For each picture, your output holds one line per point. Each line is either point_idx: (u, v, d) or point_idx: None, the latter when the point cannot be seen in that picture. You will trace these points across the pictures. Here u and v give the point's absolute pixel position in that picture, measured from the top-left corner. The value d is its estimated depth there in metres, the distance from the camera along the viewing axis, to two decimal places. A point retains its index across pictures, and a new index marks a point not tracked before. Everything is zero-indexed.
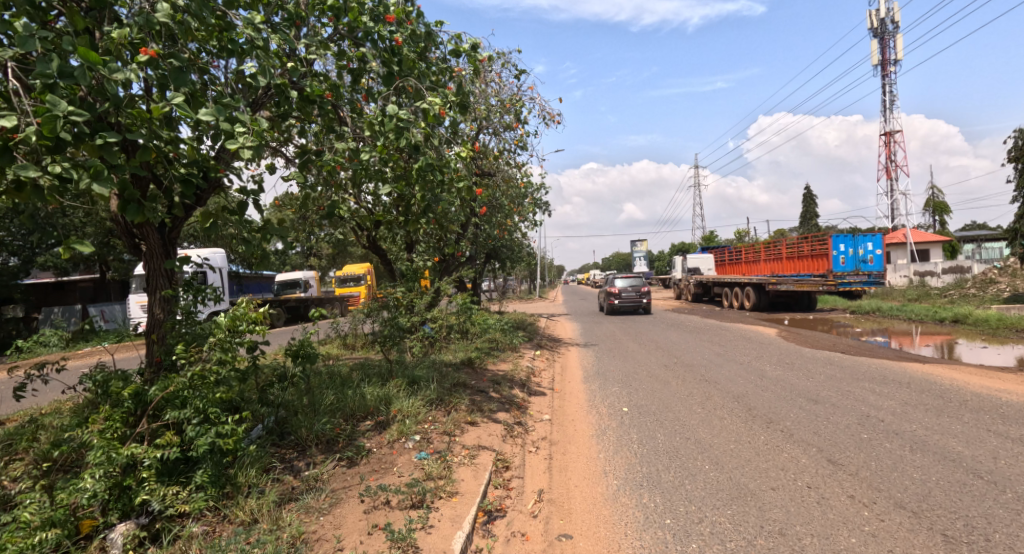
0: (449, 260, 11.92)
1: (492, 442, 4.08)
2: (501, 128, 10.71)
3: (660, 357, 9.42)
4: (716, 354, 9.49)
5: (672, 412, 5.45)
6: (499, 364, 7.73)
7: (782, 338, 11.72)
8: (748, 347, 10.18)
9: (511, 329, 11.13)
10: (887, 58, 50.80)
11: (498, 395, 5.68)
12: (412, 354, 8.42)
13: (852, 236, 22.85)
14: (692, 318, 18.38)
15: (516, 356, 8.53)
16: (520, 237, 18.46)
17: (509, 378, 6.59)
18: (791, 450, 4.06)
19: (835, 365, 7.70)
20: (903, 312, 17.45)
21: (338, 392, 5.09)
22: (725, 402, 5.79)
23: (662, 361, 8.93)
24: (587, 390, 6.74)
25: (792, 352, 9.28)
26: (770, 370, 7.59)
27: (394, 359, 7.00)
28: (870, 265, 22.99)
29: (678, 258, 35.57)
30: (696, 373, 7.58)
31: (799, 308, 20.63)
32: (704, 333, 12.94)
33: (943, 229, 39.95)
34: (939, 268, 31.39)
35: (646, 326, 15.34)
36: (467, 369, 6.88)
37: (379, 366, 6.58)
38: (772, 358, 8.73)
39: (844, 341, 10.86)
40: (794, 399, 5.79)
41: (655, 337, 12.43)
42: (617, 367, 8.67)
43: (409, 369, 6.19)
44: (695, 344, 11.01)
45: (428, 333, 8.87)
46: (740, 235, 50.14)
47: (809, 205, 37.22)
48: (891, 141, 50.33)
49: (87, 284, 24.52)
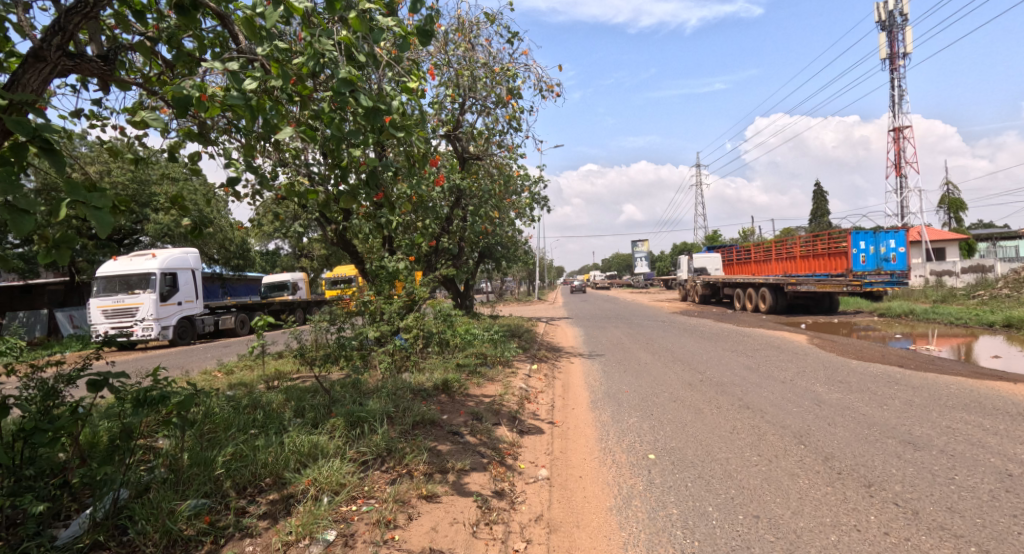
0: (433, 256, 10.40)
1: (456, 543, 2.55)
2: (490, 103, 9.21)
3: (680, 373, 7.86)
4: (747, 368, 7.96)
5: (719, 464, 3.92)
6: (486, 385, 6.23)
7: (818, 347, 10.15)
8: (782, 360, 8.62)
9: (504, 339, 9.60)
10: (895, 52, 49.58)
11: (478, 437, 4.15)
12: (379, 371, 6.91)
13: (872, 233, 21.37)
14: (704, 322, 16.83)
15: (507, 375, 6.99)
16: (516, 235, 16.97)
17: (495, 409, 5.06)
18: (934, 551, 2.53)
19: (906, 388, 6.14)
20: (937, 315, 15.87)
21: (246, 441, 3.58)
22: (788, 446, 4.25)
23: (684, 379, 7.40)
24: (596, 423, 5.20)
25: (838, 367, 7.73)
26: (824, 393, 6.06)
27: (350, 384, 5.48)
28: (892, 264, 21.46)
29: (684, 257, 34.02)
30: (732, 397, 6.08)
31: (818, 311, 19.08)
32: (725, 341, 11.38)
33: (958, 228, 38.40)
34: (959, 267, 29.86)
35: (656, 332, 13.78)
36: (442, 395, 5.37)
37: (327, 395, 5.07)
38: (818, 375, 7.18)
39: (891, 352, 9.32)
40: (881, 441, 4.26)
41: (669, 347, 10.87)
42: (631, 385, 7.14)
43: (362, 401, 4.67)
44: (720, 355, 9.45)
45: (401, 346, 7.36)
46: (745, 235, 48.64)
47: (819, 203, 35.71)
48: (900, 137, 49.04)
49: (56, 286, 23.01)
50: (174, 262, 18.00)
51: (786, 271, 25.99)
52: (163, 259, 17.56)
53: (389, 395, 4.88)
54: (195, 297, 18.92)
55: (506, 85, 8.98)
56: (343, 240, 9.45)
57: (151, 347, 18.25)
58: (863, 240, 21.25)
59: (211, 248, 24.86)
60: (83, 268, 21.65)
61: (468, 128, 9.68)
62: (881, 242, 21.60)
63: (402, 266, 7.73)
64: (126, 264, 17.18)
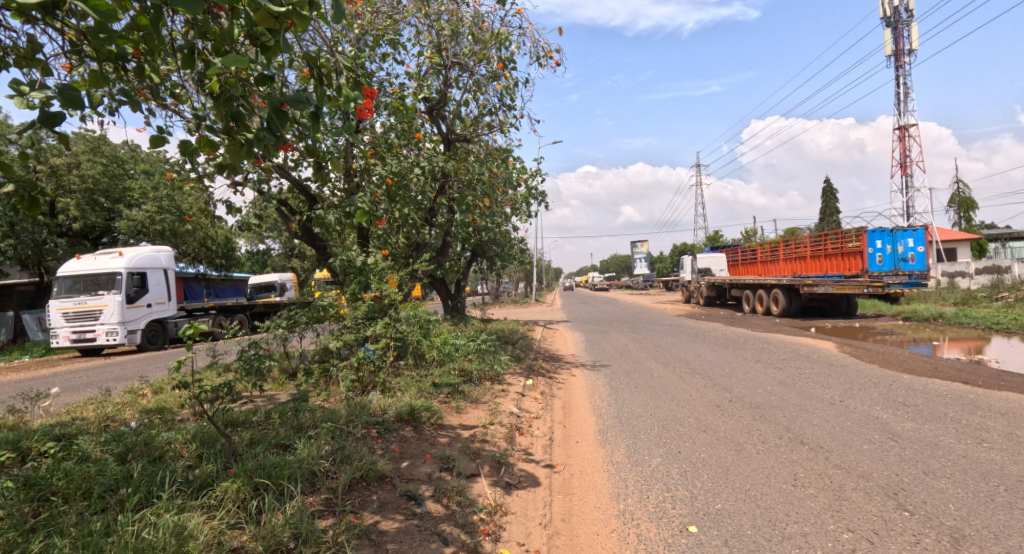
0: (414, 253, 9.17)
1: None
2: (478, 75, 8.00)
3: (701, 390, 6.64)
4: (782, 385, 6.71)
5: (797, 546, 2.67)
6: (467, 410, 5.00)
7: (853, 357, 8.91)
8: (820, 374, 7.35)
9: (495, 347, 8.36)
10: (901, 48, 48.53)
11: (445, 504, 2.91)
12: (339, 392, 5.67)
13: (889, 231, 20.22)
14: (715, 326, 15.56)
15: (496, 396, 5.75)
16: (512, 232, 15.75)
17: (474, 450, 3.81)
18: None
19: (995, 415, 4.89)
20: (968, 318, 14.63)
21: (79, 526, 2.31)
22: (883, 512, 3.01)
23: (708, 398, 6.17)
24: (610, 469, 3.95)
25: (892, 384, 6.48)
26: (893, 422, 4.81)
27: (289, 415, 4.26)
28: (911, 264, 20.25)
29: (686, 258, 32.83)
30: (776, 426, 4.85)
31: (835, 314, 17.81)
32: (745, 350, 10.10)
33: (969, 228, 37.24)
34: (973, 268, 28.69)
35: (664, 338, 12.53)
36: (406, 427, 4.12)
37: (251, 429, 3.83)
38: (872, 395, 5.93)
39: (943, 363, 8.07)
40: (1016, 504, 3.01)
41: (683, 356, 9.61)
42: (645, 407, 5.92)
43: (291, 442, 3.43)
44: (744, 367, 8.18)
45: (367, 357, 6.13)
46: (749, 235, 47.55)
47: (826, 201, 34.53)
48: (905, 135, 47.99)
49: (26, 286, 21.83)
50: (143, 261, 16.73)
51: (795, 272, 24.78)
52: (130, 258, 16.29)
53: (333, 432, 3.64)
54: (167, 299, 17.63)
55: (496, 53, 7.75)
56: (309, 233, 8.27)
57: (118, 353, 16.93)
58: (880, 239, 20.11)
59: (191, 247, 23.62)
60: (52, 267, 20.42)
61: (454, 106, 8.49)
62: (899, 241, 20.42)
63: (372, 263, 6.51)
64: (91, 263, 15.96)
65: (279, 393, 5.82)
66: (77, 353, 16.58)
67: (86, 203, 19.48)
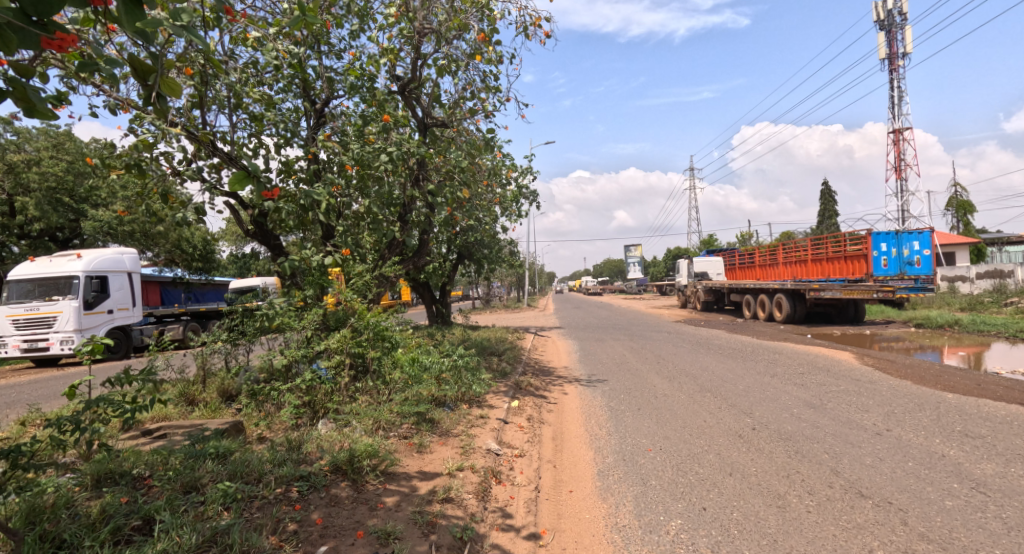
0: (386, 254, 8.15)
1: None
2: (456, 51, 7.09)
3: (716, 414, 5.64)
4: (810, 408, 5.71)
5: None
6: (433, 449, 3.97)
7: (879, 370, 7.93)
8: (849, 393, 6.37)
9: (475, 362, 7.32)
10: (894, 51, 48.19)
11: None
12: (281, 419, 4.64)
13: (894, 234, 19.45)
14: (717, 334, 14.59)
15: (471, 427, 4.74)
16: (500, 235, 14.76)
17: (429, 520, 2.78)
18: None
19: None
20: (986, 325, 13.74)
21: None
22: None
23: (727, 426, 5.18)
24: (613, 538, 2.95)
25: (939, 407, 5.50)
26: (969, 463, 3.82)
27: (189, 463, 3.21)
28: (916, 268, 19.46)
29: (682, 262, 31.90)
30: (821, 469, 3.85)
31: (842, 321, 16.90)
32: (755, 362, 9.12)
33: (967, 231, 36.67)
34: (974, 273, 28.02)
35: (665, 348, 11.55)
36: (343, 481, 3.08)
37: (122, 490, 2.78)
38: (922, 422, 4.96)
39: (983, 378, 7.13)
40: None
41: (688, 370, 8.59)
42: (654, 437, 4.95)
43: (161, 516, 2.38)
44: (760, 384, 7.18)
45: (317, 377, 5.09)
46: (744, 239, 46.94)
47: (825, 204, 33.88)
48: (900, 139, 47.71)
49: None
50: (105, 264, 15.66)
51: (795, 276, 23.92)
52: (89, 261, 15.23)
53: (230, 496, 2.62)
54: (131, 305, 16.47)
55: (478, 25, 6.84)
56: (263, 231, 7.24)
57: (75, 364, 15.68)
58: (884, 241, 19.33)
59: (164, 250, 22.44)
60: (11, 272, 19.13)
61: (431, 88, 7.59)
62: (904, 244, 19.62)
63: (326, 263, 5.51)
64: (48, 266, 14.95)
65: (208, 422, 4.75)
66: (30, 363, 15.32)
67: (47, 202, 18.34)
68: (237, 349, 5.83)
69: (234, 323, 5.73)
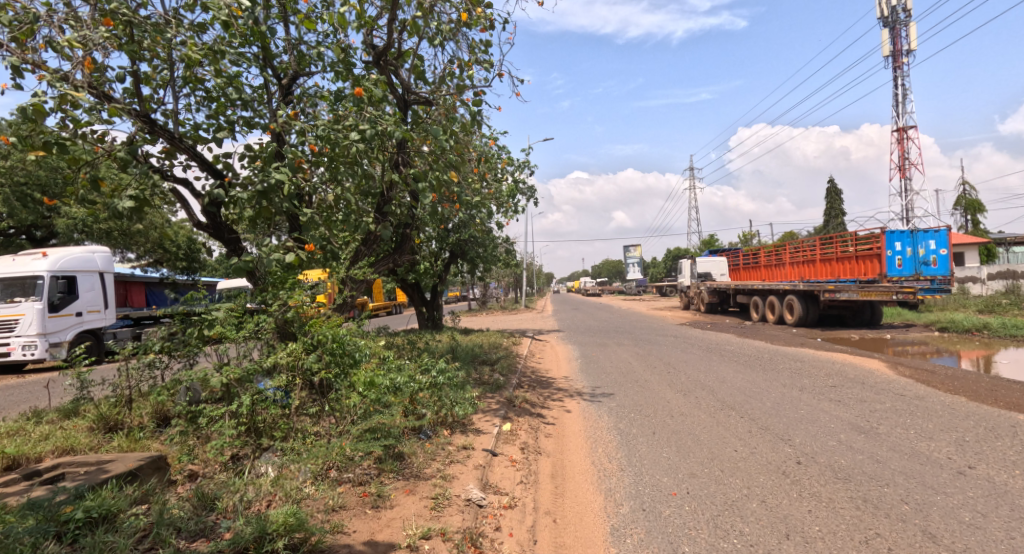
0: (362, 251, 7.07)
1: None
2: (439, 15, 6.19)
3: (748, 442, 4.70)
4: (859, 434, 4.76)
5: None
6: (393, 505, 3.00)
7: (921, 383, 6.99)
8: (900, 413, 5.42)
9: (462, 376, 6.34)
10: (898, 49, 47.38)
11: None
12: (211, 455, 3.68)
13: (909, 232, 18.54)
14: (727, 338, 13.65)
15: (449, 467, 3.80)
16: (495, 232, 13.83)
17: None
18: None
19: None
20: (1016, 329, 12.79)
21: None
22: None
23: (765, 459, 4.23)
24: None
25: (1018, 434, 4.55)
26: None
27: (32, 542, 2.24)
28: (932, 268, 18.55)
29: (684, 262, 30.96)
30: (908, 532, 2.89)
31: (857, 324, 15.96)
32: (776, 372, 8.16)
33: (976, 231, 35.77)
34: (985, 273, 27.16)
35: (674, 355, 10.61)
36: None
37: None
38: (1008, 455, 4.01)
39: None
40: None
41: (703, 381, 7.65)
42: (678, 475, 4.00)
43: None
44: (790, 401, 6.23)
45: (259, 398, 4.11)
46: (745, 239, 46.03)
47: (831, 203, 33.02)
48: (904, 138, 46.94)
49: None
50: (73, 263, 14.79)
51: (803, 276, 22.99)
52: (56, 260, 14.29)
53: None
54: (102, 307, 15.50)
55: None
56: (217, 223, 6.23)
57: (42, 370, 14.67)
58: (899, 240, 18.41)
59: (144, 251, 21.46)
60: None
61: (412, 60, 6.71)
62: (919, 243, 18.73)
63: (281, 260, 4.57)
64: (11, 265, 13.97)
65: (118, 457, 3.77)
66: None
67: (16, 199, 17.33)
68: (173, 362, 4.86)
69: (170, 331, 4.76)
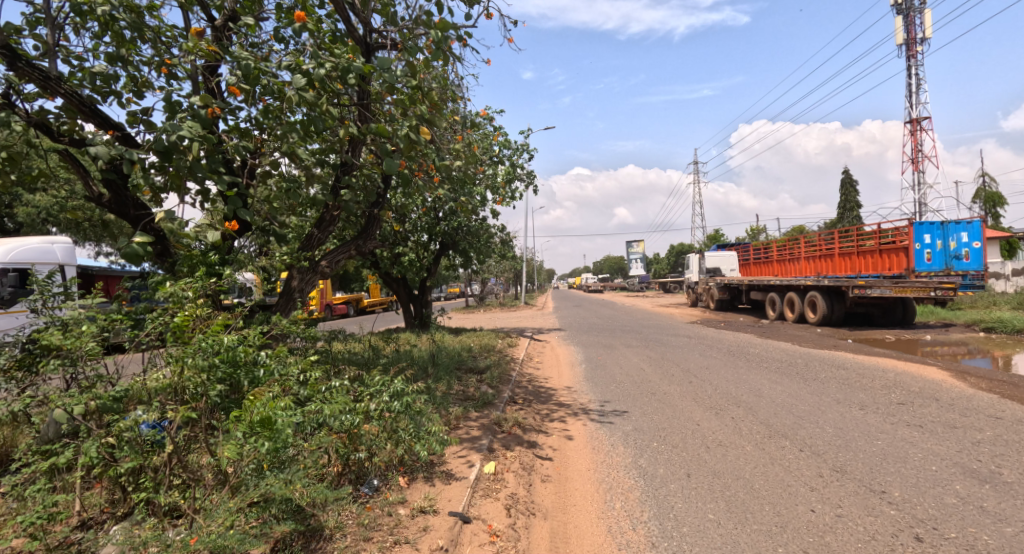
0: (312, 235, 5.58)
1: None
2: None
3: (829, 497, 3.32)
4: (983, 485, 3.38)
5: None
6: None
7: (1011, 401, 5.60)
8: (1017, 448, 4.04)
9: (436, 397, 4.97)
10: (912, 37, 45.63)
11: None
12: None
13: (939, 223, 17.04)
14: (747, 339, 12.31)
15: None
16: (489, 220, 12.45)
17: None
18: None
19: None
20: None
21: None
22: None
23: (866, 533, 2.85)
24: None
25: None
26: None
27: None
28: (965, 262, 17.07)
29: (692, 258, 29.57)
30: None
31: (887, 322, 14.56)
32: (822, 384, 6.76)
33: (996, 225, 34.20)
34: (1010, 269, 25.67)
35: (693, 360, 9.25)
36: None
37: None
38: None
39: None
40: None
41: (736, 395, 6.30)
42: None
43: None
44: (856, 426, 4.85)
45: (108, 447, 2.70)
46: (753, 234, 44.47)
47: (847, 195, 31.54)
48: (918, 129, 45.36)
49: None
50: (28, 255, 13.48)
51: (820, 272, 21.55)
52: (7, 251, 13.01)
53: None
54: None
55: None
56: (120, 195, 4.84)
57: None
58: (928, 232, 16.94)
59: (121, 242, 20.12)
60: None
61: None
62: (950, 235, 17.18)
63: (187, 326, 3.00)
64: None
65: None
66: None
67: None
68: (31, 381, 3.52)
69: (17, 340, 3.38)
